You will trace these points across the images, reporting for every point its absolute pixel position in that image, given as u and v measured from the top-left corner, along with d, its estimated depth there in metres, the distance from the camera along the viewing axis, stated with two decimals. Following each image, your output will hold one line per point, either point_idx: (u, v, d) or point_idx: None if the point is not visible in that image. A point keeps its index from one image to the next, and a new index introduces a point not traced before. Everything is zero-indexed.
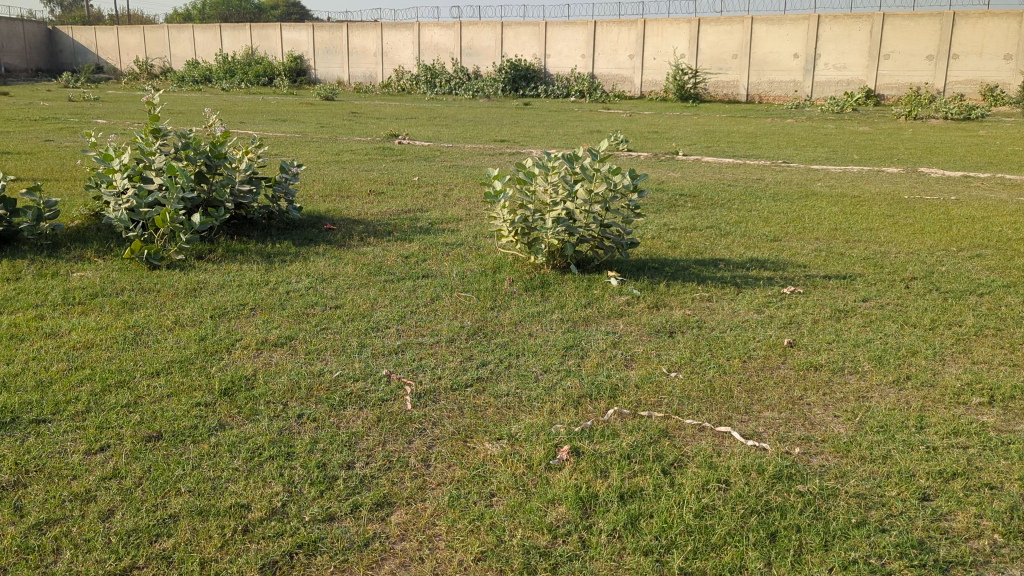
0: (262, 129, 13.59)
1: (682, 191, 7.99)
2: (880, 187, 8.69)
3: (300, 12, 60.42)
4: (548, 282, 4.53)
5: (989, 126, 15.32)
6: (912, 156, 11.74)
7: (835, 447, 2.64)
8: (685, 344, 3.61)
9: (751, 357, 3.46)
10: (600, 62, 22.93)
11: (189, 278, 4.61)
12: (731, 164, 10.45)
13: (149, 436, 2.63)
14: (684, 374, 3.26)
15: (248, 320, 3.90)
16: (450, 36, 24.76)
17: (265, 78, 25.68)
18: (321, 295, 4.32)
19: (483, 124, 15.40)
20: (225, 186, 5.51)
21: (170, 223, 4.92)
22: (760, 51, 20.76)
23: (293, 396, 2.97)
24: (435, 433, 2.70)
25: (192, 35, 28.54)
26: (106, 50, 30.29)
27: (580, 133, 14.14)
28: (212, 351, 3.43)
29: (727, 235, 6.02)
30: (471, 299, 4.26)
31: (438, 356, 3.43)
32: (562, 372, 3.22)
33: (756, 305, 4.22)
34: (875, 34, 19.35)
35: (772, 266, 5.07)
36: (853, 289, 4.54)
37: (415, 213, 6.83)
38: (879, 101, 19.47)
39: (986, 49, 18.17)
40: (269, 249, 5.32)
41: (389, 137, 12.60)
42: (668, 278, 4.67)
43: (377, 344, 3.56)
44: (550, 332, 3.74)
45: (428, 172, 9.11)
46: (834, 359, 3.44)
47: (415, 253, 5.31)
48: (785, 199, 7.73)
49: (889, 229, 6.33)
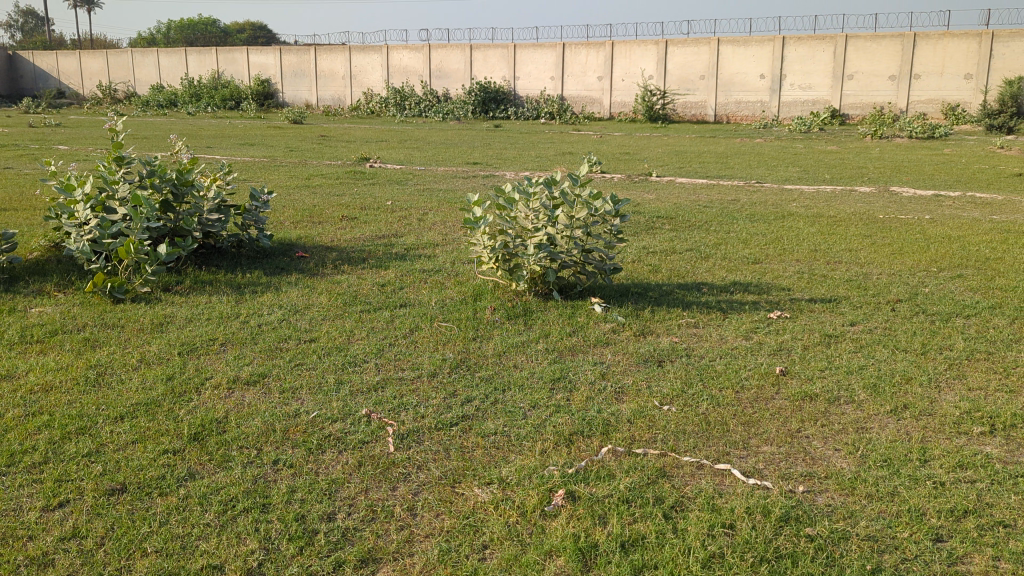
0: (230, 153, 13.39)
1: (659, 213, 7.92)
2: (854, 206, 8.69)
3: (268, 35, 60.10)
4: (530, 310, 4.40)
5: (954, 145, 15.50)
6: (882, 175, 11.82)
7: (840, 484, 2.52)
8: (675, 374, 3.50)
9: (744, 387, 3.35)
10: (569, 83, 22.98)
11: (155, 311, 4.43)
12: (705, 185, 10.42)
13: (113, 489, 2.46)
14: (677, 406, 3.14)
15: (218, 357, 3.72)
16: (418, 59, 24.70)
17: (231, 101, 25.45)
18: (295, 328, 4.16)
19: (455, 147, 15.31)
20: (192, 214, 5.34)
21: (135, 254, 4.74)
22: (727, 72, 20.92)
23: (268, 440, 2.81)
24: (421, 478, 2.55)
25: (157, 59, 28.23)
26: (68, 74, 29.92)
27: (552, 154, 14.09)
28: (180, 392, 3.25)
29: (707, 258, 5.94)
30: (452, 329, 4.12)
31: (420, 392, 3.28)
32: (551, 408, 3.09)
33: (744, 331, 4.12)
34: (838, 55, 19.61)
35: (756, 289, 4.98)
36: (840, 313, 4.46)
37: (390, 238, 6.68)
38: (845, 121, 19.70)
39: (947, 68, 18.46)
40: (239, 279, 5.15)
41: (360, 160, 12.46)
42: (652, 304, 4.56)
43: (356, 381, 3.40)
44: (535, 364, 3.60)
45: (401, 196, 8.96)
46: (829, 388, 3.34)
47: (391, 281, 5.16)
48: (761, 220, 7.68)
49: (868, 250, 6.29)
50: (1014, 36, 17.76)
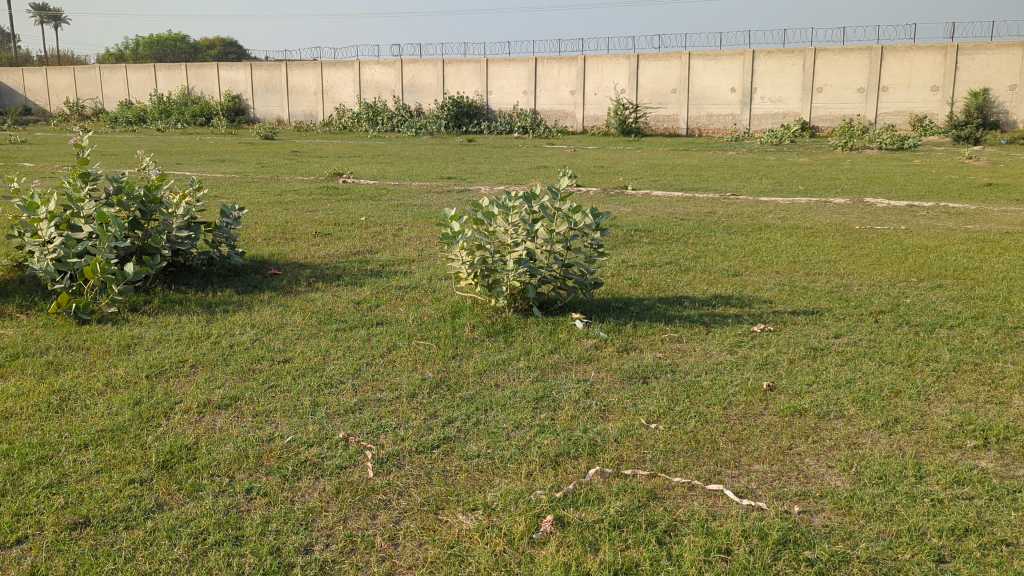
0: (200, 170, 13.20)
1: (636, 226, 7.88)
2: (829, 217, 8.70)
3: (238, 51, 59.68)
4: (511, 327, 4.31)
5: (923, 156, 15.67)
6: (855, 186, 11.89)
7: (836, 503, 2.44)
8: (661, 391, 3.41)
9: (732, 403, 3.27)
10: (541, 98, 22.98)
11: (122, 332, 4.27)
12: (680, 198, 10.39)
13: (75, 522, 2.32)
14: (664, 424, 3.06)
15: (187, 380, 3.58)
16: (391, 74, 24.60)
17: (202, 118, 25.19)
18: (268, 348, 4.02)
19: (429, 161, 15.21)
20: (161, 232, 5.20)
21: (101, 273, 4.58)
22: (698, 86, 21.04)
23: (241, 467, 2.68)
24: (402, 505, 2.44)
25: (125, 75, 27.89)
26: (35, 91, 29.50)
27: (526, 168, 14.03)
28: (148, 417, 3.11)
29: (687, 271, 5.87)
30: (431, 347, 4.01)
31: (399, 414, 3.16)
32: (535, 428, 2.99)
33: (728, 345, 4.06)
34: (808, 68, 19.80)
35: (738, 302, 4.93)
36: (824, 326, 4.41)
37: (365, 254, 6.56)
38: (815, 133, 19.87)
39: (914, 80, 18.70)
40: (210, 297, 5.01)
41: (333, 175, 12.32)
42: (634, 318, 4.49)
43: (332, 403, 3.28)
44: (517, 383, 3.50)
45: (375, 211, 8.84)
46: (817, 402, 3.27)
47: (367, 298, 5.05)
48: (738, 232, 7.66)
49: (847, 261, 6.26)
50: (978, 49, 18.06)
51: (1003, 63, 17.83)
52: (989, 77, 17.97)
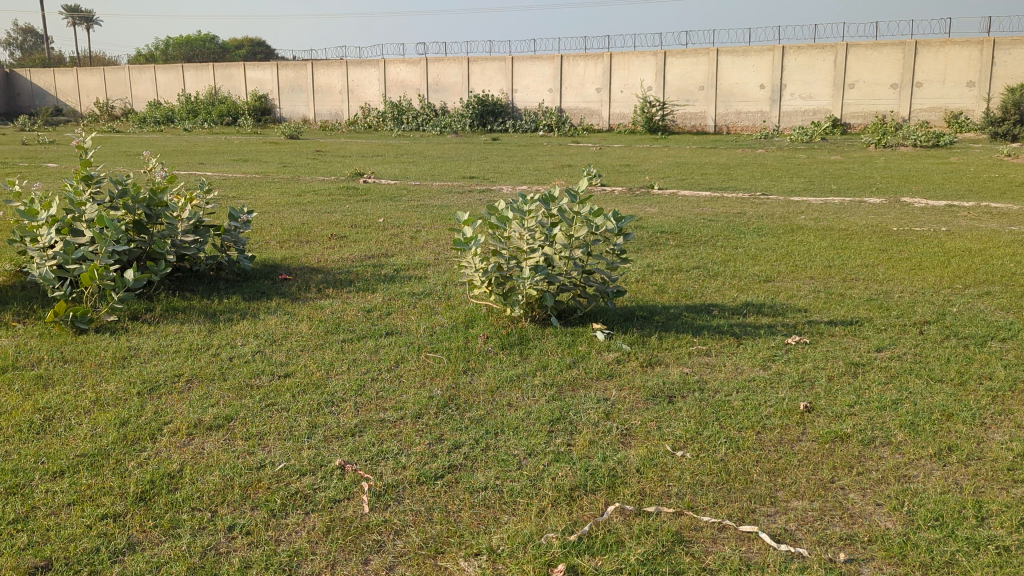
0: (222, 169, 13.08)
1: (663, 228, 7.59)
2: (864, 218, 8.34)
3: (266, 53, 59.78)
4: (527, 338, 4.05)
5: (959, 153, 15.19)
6: (890, 185, 11.49)
7: (887, 551, 2.17)
8: (688, 412, 3.13)
9: (766, 427, 2.98)
10: (567, 96, 22.68)
11: (120, 343, 4.07)
12: (709, 198, 10.07)
13: (35, 567, 2.09)
14: (692, 451, 2.79)
15: (180, 397, 3.36)
16: (416, 73, 24.40)
17: (228, 117, 25.19)
18: (269, 361, 3.79)
19: (452, 160, 15.00)
20: (165, 237, 5.00)
21: (100, 280, 4.38)
22: (726, 83, 20.63)
23: (225, 500, 2.45)
24: (397, 548, 2.19)
25: (154, 76, 27.95)
26: (66, 92, 29.69)
27: (551, 168, 13.76)
28: (132, 440, 2.89)
29: (716, 276, 5.58)
30: (441, 361, 3.76)
31: (402, 437, 2.91)
32: (549, 456, 2.72)
33: (760, 359, 3.77)
34: (839, 64, 19.31)
35: (771, 311, 4.63)
36: (864, 338, 4.09)
37: (380, 258, 6.33)
38: (846, 130, 19.40)
39: (949, 76, 18.18)
40: (215, 305, 4.81)
41: (354, 175, 12.11)
42: (659, 329, 4.21)
43: (331, 424, 3.04)
44: (532, 402, 3.24)
45: (394, 213, 8.61)
46: (860, 427, 2.98)
47: (378, 305, 4.81)
48: (769, 234, 7.34)
49: (885, 265, 5.94)
50: (1016, 44, 17.51)
51: None
52: None
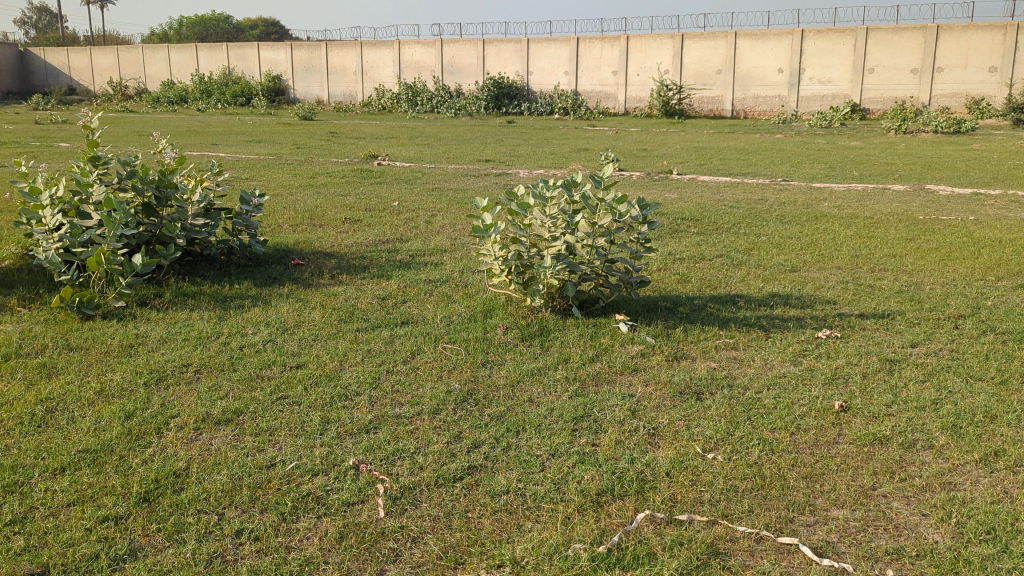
0: (235, 151, 12.97)
1: (683, 214, 7.42)
2: (889, 205, 8.14)
3: (280, 32, 59.42)
4: (548, 329, 3.91)
5: (982, 140, 14.91)
6: (913, 172, 11.24)
7: (938, 568, 2.03)
8: (718, 411, 2.99)
9: (800, 428, 2.84)
10: (583, 79, 22.42)
11: (127, 330, 3.96)
12: (729, 184, 9.88)
13: (32, 573, 1.99)
14: (724, 454, 2.65)
15: (188, 388, 3.25)
16: (430, 54, 24.17)
17: (242, 98, 25.07)
18: (280, 351, 3.68)
19: (467, 143, 14.84)
20: (175, 220, 4.90)
21: (107, 265, 4.27)
22: (744, 67, 20.33)
23: (233, 502, 2.34)
24: (415, 558, 2.07)
25: (167, 55, 27.82)
26: (79, 71, 29.58)
27: (567, 151, 13.57)
28: (137, 435, 2.79)
29: (740, 265, 5.42)
30: (459, 353, 3.63)
31: (419, 436, 2.79)
32: (574, 457, 2.60)
33: (790, 355, 3.61)
34: (858, 48, 18.98)
35: (799, 302, 4.46)
36: (897, 332, 3.91)
37: (394, 243, 6.20)
38: (865, 115, 19.10)
39: (971, 61, 17.83)
40: (225, 291, 4.69)
41: (368, 157, 11.97)
42: (684, 320, 4.07)
43: (344, 419, 2.92)
44: (554, 398, 3.10)
45: (408, 196, 8.47)
46: (900, 428, 2.82)
47: (393, 292, 4.69)
48: (792, 221, 7.15)
49: (914, 255, 5.75)
50: None
51: None
52: None
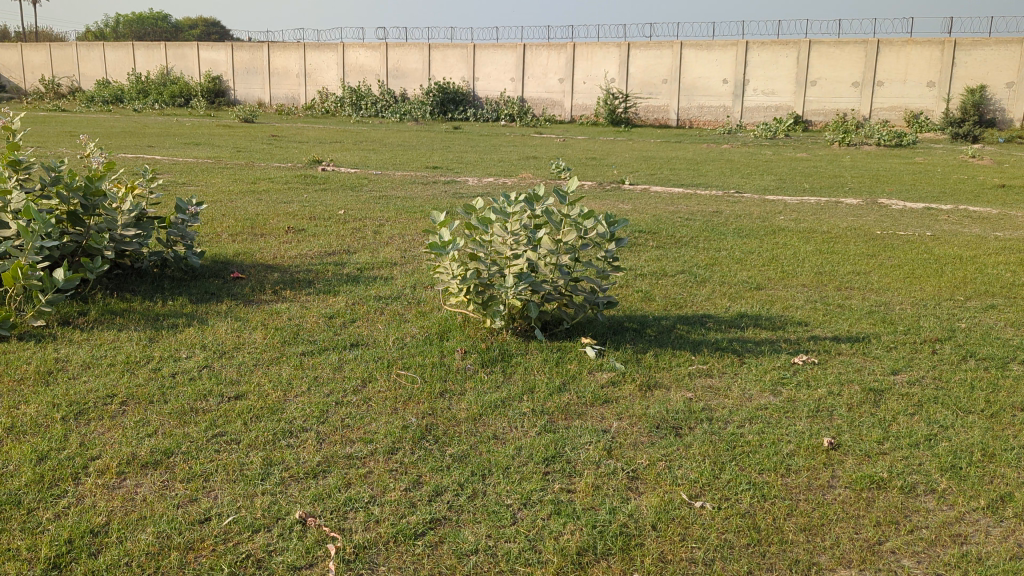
0: (171, 154, 12.41)
1: (640, 227, 7.22)
2: (845, 220, 8.06)
3: (221, 33, 58.11)
4: (510, 353, 3.64)
5: (925, 153, 15.12)
6: (862, 184, 11.27)
7: None
8: (700, 450, 2.74)
9: (791, 470, 2.62)
10: (530, 85, 22.23)
11: (45, 354, 3.58)
12: (682, 195, 9.74)
13: None
14: (713, 501, 2.41)
15: (111, 424, 2.89)
16: (375, 57, 23.75)
17: (181, 99, 24.28)
18: (218, 378, 3.34)
19: (414, 149, 14.50)
20: (102, 230, 4.50)
21: (24, 280, 3.85)
22: (689, 77, 20.39)
23: (161, 569, 2.05)
24: None
25: (102, 53, 26.79)
26: (9, 68, 28.34)
27: (516, 159, 13.35)
28: (50, 482, 2.44)
29: (704, 282, 5.24)
30: (414, 381, 3.33)
31: (374, 480, 2.50)
32: (549, 507, 2.35)
33: (769, 383, 3.39)
34: (802, 61, 19.17)
35: (770, 324, 4.26)
36: (876, 358, 3.73)
37: (341, 256, 5.86)
38: (808, 127, 19.28)
39: (910, 75, 18.10)
40: (157, 308, 4.32)
41: (312, 162, 11.55)
42: (653, 344, 3.84)
43: (289, 461, 2.61)
44: (521, 434, 2.84)
45: (354, 204, 8.12)
46: (897, 469, 2.62)
47: (341, 311, 4.37)
48: (751, 235, 7.01)
49: (879, 273, 5.63)
50: (976, 45, 17.47)
51: (1001, 59, 17.23)
52: (987, 73, 17.38)
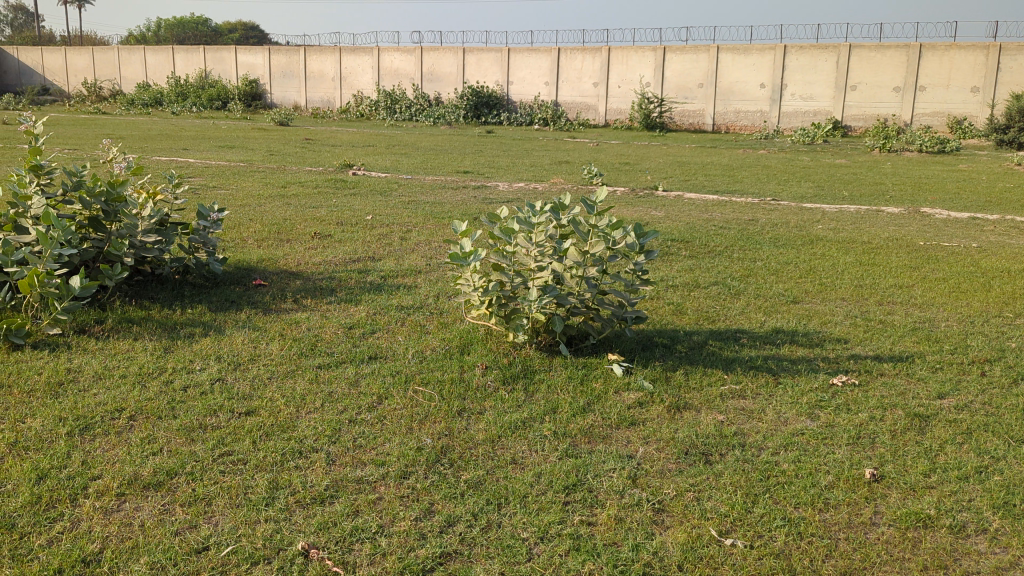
0: (205, 157, 12.43)
1: (673, 235, 7.04)
2: (886, 229, 7.79)
3: (260, 37, 58.79)
4: (533, 370, 3.49)
5: (969, 160, 14.70)
6: (904, 192, 10.95)
7: None
8: (731, 480, 2.57)
9: (830, 505, 2.44)
10: (563, 89, 22.08)
11: (58, 364, 3.50)
12: (717, 202, 9.51)
13: None
14: (744, 539, 2.24)
15: (118, 440, 2.79)
16: (410, 61, 23.78)
17: (218, 102, 24.49)
18: (230, 392, 3.23)
19: (446, 153, 14.41)
20: (123, 236, 4.43)
21: (41, 288, 3.77)
22: (725, 81, 20.10)
23: None
24: None
25: (143, 56, 27.13)
26: (53, 71, 28.81)
27: (547, 164, 13.19)
28: (47, 505, 2.34)
29: (739, 294, 5.05)
30: (432, 399, 3.19)
31: (383, 508, 2.36)
32: (568, 542, 2.20)
33: (806, 406, 3.20)
34: (841, 65, 18.78)
35: (807, 341, 4.06)
36: (920, 380, 3.53)
37: (366, 263, 5.76)
38: (847, 132, 18.89)
39: (954, 80, 17.64)
40: (176, 317, 4.23)
41: (343, 166, 11.51)
42: (683, 361, 3.66)
43: (296, 485, 2.48)
44: (541, 459, 2.69)
45: (383, 209, 8.04)
46: (945, 506, 2.43)
47: (362, 321, 4.25)
48: (787, 245, 6.80)
49: (922, 286, 5.39)
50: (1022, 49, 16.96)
51: None
52: None
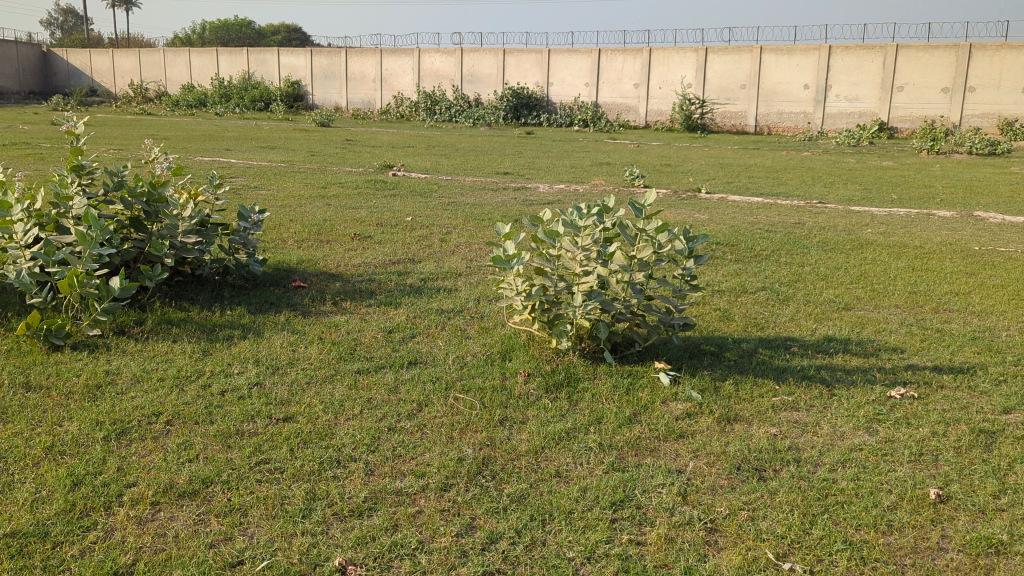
0: (248, 157, 12.50)
1: (717, 239, 6.88)
2: (938, 234, 7.54)
3: (302, 40, 59.45)
4: (577, 378, 3.38)
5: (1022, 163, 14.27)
6: (955, 196, 10.64)
7: None
8: (787, 499, 2.44)
9: (893, 527, 2.30)
10: (604, 90, 21.93)
11: (97, 365, 3.47)
12: (761, 205, 9.31)
13: None
14: (803, 564, 2.11)
15: (154, 446, 2.75)
16: (450, 62, 23.77)
17: (261, 103, 24.71)
18: (267, 397, 3.18)
19: (485, 155, 14.35)
20: (164, 236, 4.41)
21: (81, 288, 3.75)
22: (768, 82, 19.79)
23: None
24: None
25: (188, 59, 27.47)
26: (101, 73, 29.27)
27: (588, 165, 13.06)
28: (81, 513, 2.29)
29: (788, 301, 4.89)
30: (473, 407, 3.10)
31: (422, 522, 2.28)
32: (615, 564, 2.09)
33: (863, 420, 3.05)
34: (888, 65, 18.35)
35: (861, 350, 3.90)
36: (983, 393, 3.35)
37: (405, 265, 5.69)
38: (893, 134, 18.47)
39: (1005, 81, 17.15)
40: (214, 318, 4.20)
41: (384, 168, 11.49)
42: (732, 370, 3.53)
43: (333, 496, 2.41)
44: (586, 473, 2.58)
45: (422, 211, 7.98)
46: (1018, 531, 2.28)
47: (401, 325, 4.18)
48: (836, 249, 6.60)
49: (979, 294, 5.17)
50: None
51: None
52: None
